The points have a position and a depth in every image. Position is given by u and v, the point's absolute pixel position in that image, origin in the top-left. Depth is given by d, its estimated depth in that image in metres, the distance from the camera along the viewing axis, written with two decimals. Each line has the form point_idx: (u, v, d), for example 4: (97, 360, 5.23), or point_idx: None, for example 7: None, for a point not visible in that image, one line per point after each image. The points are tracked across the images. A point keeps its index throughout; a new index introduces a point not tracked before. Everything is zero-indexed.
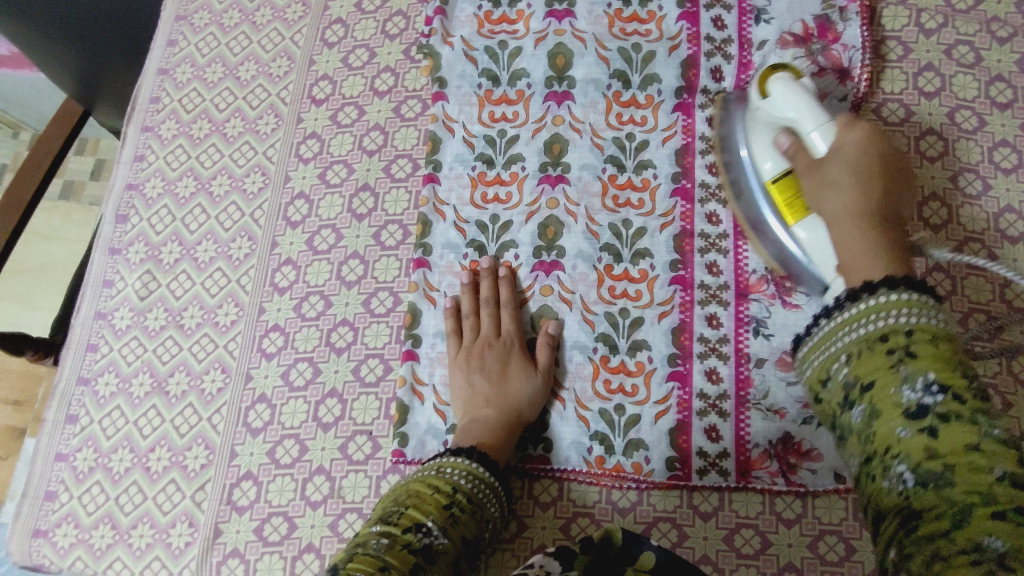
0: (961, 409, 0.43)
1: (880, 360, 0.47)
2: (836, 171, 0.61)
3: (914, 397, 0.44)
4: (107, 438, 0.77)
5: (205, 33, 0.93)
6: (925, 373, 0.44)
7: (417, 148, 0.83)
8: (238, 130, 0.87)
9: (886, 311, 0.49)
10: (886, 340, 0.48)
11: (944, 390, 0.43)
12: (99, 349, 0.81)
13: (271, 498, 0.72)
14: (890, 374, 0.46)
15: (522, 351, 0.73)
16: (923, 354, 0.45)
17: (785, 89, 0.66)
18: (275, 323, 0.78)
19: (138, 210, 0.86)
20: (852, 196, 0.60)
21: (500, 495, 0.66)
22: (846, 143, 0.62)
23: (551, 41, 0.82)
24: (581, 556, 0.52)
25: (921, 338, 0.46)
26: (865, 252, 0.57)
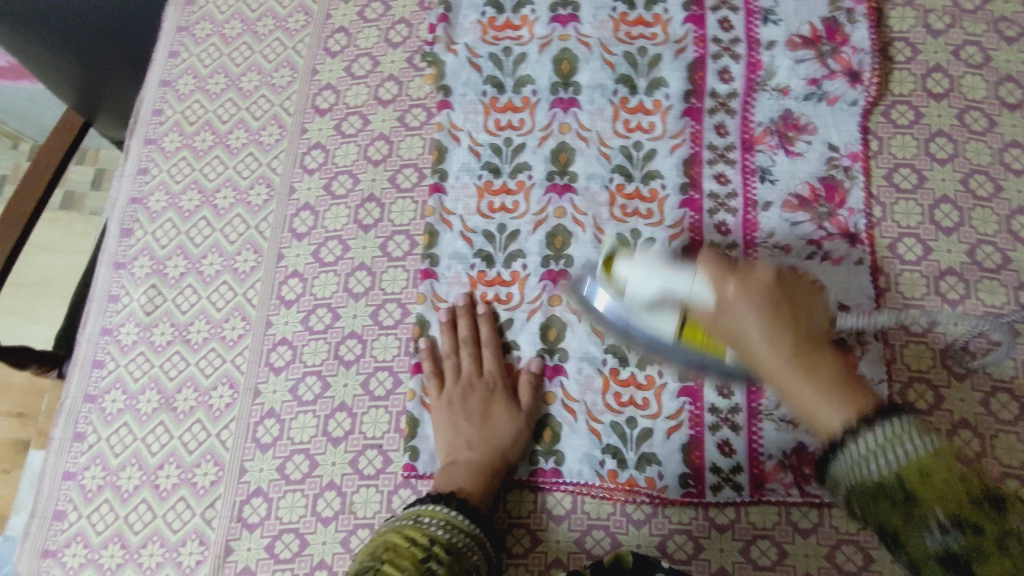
0: (985, 539, 0.43)
1: (891, 513, 0.47)
2: (744, 327, 0.59)
3: (937, 539, 0.44)
4: (116, 456, 0.76)
5: (207, 44, 0.92)
6: (936, 513, 0.44)
7: (422, 157, 0.83)
8: (241, 142, 0.87)
9: (891, 441, 0.48)
10: (885, 487, 0.47)
11: (962, 527, 0.43)
12: (106, 365, 0.80)
13: (282, 514, 0.72)
14: (909, 526, 0.45)
15: (499, 390, 0.73)
16: (930, 495, 0.45)
17: (649, 266, 0.65)
18: (283, 337, 0.78)
19: (142, 224, 0.85)
20: (775, 334, 0.57)
21: (481, 542, 0.63)
22: (732, 303, 0.59)
23: (555, 47, 0.82)
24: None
25: (919, 471, 0.46)
26: (811, 401, 0.54)
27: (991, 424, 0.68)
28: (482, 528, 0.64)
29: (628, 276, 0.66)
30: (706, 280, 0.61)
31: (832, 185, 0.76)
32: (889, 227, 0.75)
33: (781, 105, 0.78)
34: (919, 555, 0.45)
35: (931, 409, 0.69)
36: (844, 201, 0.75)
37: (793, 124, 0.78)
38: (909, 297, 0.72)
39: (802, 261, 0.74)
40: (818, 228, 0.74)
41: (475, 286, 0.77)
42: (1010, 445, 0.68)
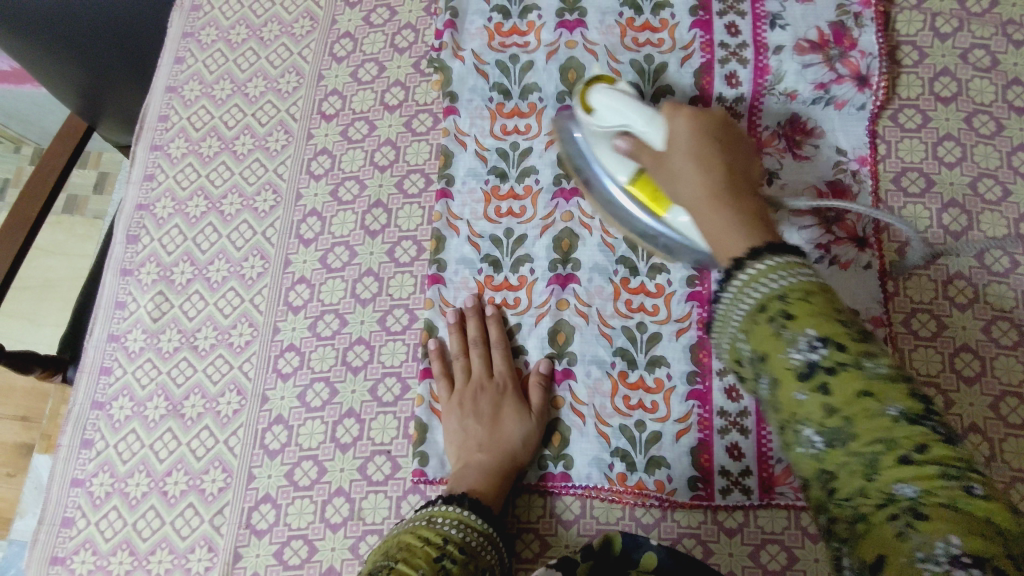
0: (844, 356, 0.43)
1: (763, 330, 0.46)
2: (678, 162, 0.60)
3: (801, 355, 0.44)
4: (124, 462, 0.76)
5: (212, 49, 0.92)
6: (807, 331, 0.44)
7: (429, 162, 0.83)
8: (248, 147, 0.86)
9: (761, 277, 0.48)
10: (766, 307, 0.47)
11: (825, 344, 0.43)
12: (113, 372, 0.80)
13: (291, 521, 0.71)
14: (778, 341, 0.45)
15: (508, 392, 0.73)
16: (804, 313, 0.45)
17: (611, 100, 0.66)
18: (291, 343, 0.78)
19: (149, 230, 0.85)
20: (705, 170, 0.58)
21: (494, 542, 0.63)
22: (674, 129, 0.61)
23: (562, 54, 0.82)
24: (580, 566, 0.55)
25: (801, 294, 0.46)
26: (726, 225, 0.54)
27: (1000, 427, 0.68)
28: (495, 528, 0.64)
29: (595, 109, 0.68)
30: (662, 123, 0.63)
31: (839, 189, 0.76)
32: (897, 231, 0.75)
33: (789, 109, 0.78)
34: (791, 414, 0.44)
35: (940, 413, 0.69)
36: None
37: (800, 129, 0.78)
38: (917, 301, 0.72)
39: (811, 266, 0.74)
40: (827, 232, 0.74)
41: (482, 291, 0.77)
42: (1020, 449, 0.67)
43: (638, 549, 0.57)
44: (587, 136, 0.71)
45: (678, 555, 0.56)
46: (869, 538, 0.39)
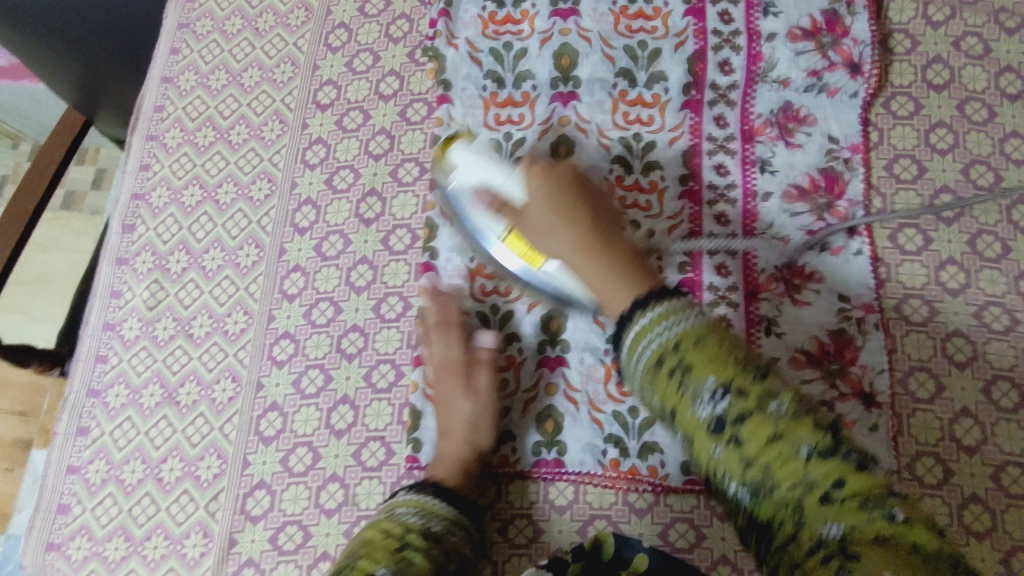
0: (748, 405, 0.53)
1: (668, 388, 0.58)
2: (546, 220, 0.67)
3: (708, 409, 0.55)
4: (119, 450, 0.77)
5: (208, 40, 0.92)
6: (708, 380, 0.55)
7: (423, 151, 0.83)
8: (243, 137, 0.87)
9: (655, 332, 0.59)
10: (663, 359, 0.58)
11: (725, 392, 0.54)
12: (109, 360, 0.80)
13: (285, 507, 0.72)
14: (684, 397, 0.56)
15: (454, 374, 0.72)
16: (698, 362, 0.56)
17: (468, 162, 0.70)
18: (285, 331, 0.78)
19: (144, 219, 0.86)
20: (573, 224, 0.66)
21: (462, 524, 0.65)
22: (533, 192, 0.67)
23: (556, 42, 0.82)
24: (572, 565, 0.58)
25: (690, 341, 0.57)
26: (604, 277, 0.65)
27: (992, 411, 0.68)
28: (461, 509, 0.66)
29: (460, 165, 0.71)
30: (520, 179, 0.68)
31: (832, 176, 0.76)
32: (890, 217, 0.75)
33: (782, 96, 0.79)
34: (712, 466, 0.56)
35: (932, 397, 0.69)
36: (843, 193, 0.76)
37: (793, 116, 0.78)
38: (910, 287, 0.73)
39: (802, 252, 0.74)
40: (818, 219, 0.75)
41: (475, 278, 0.77)
42: (1012, 432, 0.68)
43: (632, 548, 0.59)
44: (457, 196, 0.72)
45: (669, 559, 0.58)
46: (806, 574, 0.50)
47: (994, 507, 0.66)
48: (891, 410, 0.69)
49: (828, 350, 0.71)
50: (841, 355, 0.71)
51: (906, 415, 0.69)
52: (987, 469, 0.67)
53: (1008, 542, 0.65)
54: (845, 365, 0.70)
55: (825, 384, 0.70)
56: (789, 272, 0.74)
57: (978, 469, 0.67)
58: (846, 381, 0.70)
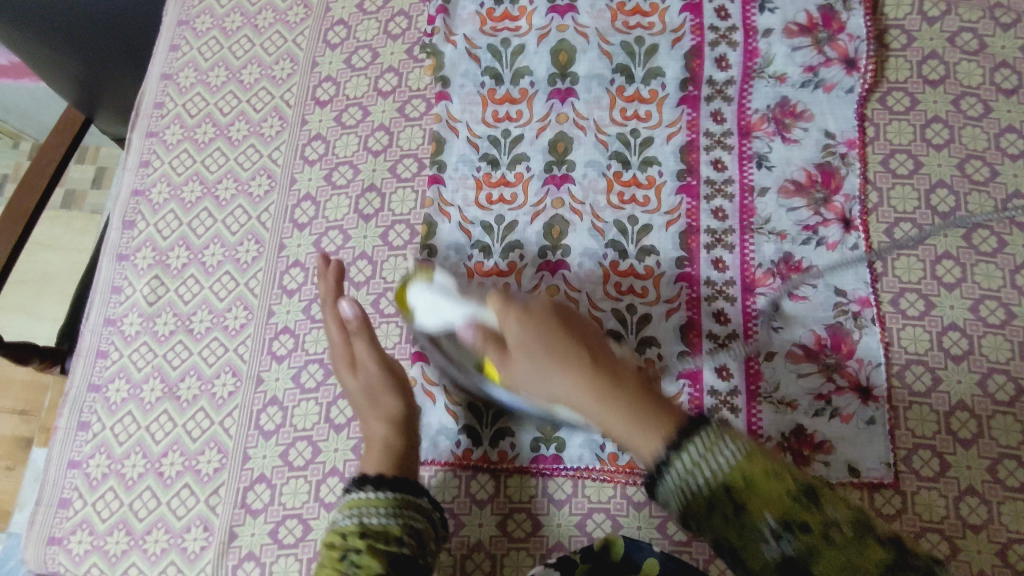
0: (812, 537, 0.39)
1: (719, 524, 0.42)
2: (532, 361, 0.51)
3: (775, 547, 0.40)
4: (120, 444, 0.77)
5: (207, 37, 0.93)
6: (766, 519, 0.40)
7: (422, 147, 0.83)
8: (243, 134, 0.87)
9: (700, 460, 0.42)
10: (717, 501, 0.42)
11: (790, 527, 0.39)
12: (109, 355, 0.81)
13: (285, 500, 0.72)
14: (742, 539, 0.41)
15: (346, 358, 0.71)
16: (755, 499, 0.41)
17: (434, 298, 0.65)
18: (285, 326, 0.79)
19: (144, 215, 0.86)
20: (570, 368, 0.49)
21: (405, 504, 0.61)
22: (505, 320, 0.53)
23: (554, 38, 0.82)
24: (581, 565, 0.58)
25: (741, 480, 0.41)
26: (625, 424, 0.46)
27: (988, 405, 0.69)
28: (402, 489, 0.62)
29: (427, 303, 0.65)
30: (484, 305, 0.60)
31: (828, 171, 0.76)
32: (886, 212, 0.75)
33: (778, 92, 0.79)
34: None
35: (928, 391, 0.70)
36: (840, 187, 0.76)
37: (790, 111, 0.78)
38: (906, 281, 0.73)
39: (798, 247, 0.75)
40: (815, 214, 0.76)
41: (472, 276, 0.77)
42: (1007, 425, 0.68)
43: (640, 553, 0.58)
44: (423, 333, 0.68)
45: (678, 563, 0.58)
46: None
47: (990, 499, 0.66)
48: (887, 403, 0.70)
49: (824, 344, 0.72)
50: (838, 349, 0.72)
51: (902, 408, 0.70)
52: (983, 462, 0.67)
53: (1004, 534, 0.65)
54: (842, 359, 0.71)
55: (822, 378, 0.71)
56: (785, 267, 0.74)
57: (974, 461, 0.67)
58: (843, 375, 0.71)
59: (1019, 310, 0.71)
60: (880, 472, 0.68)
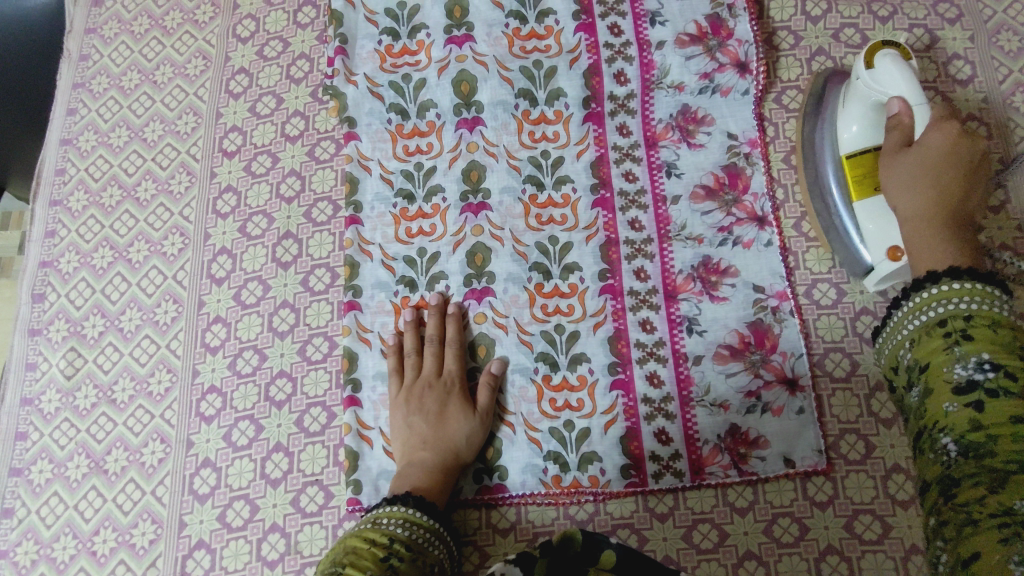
0: (1016, 385, 0.46)
1: (935, 341, 0.51)
2: (920, 169, 0.62)
3: (967, 373, 0.48)
4: (48, 527, 0.74)
5: (105, 98, 0.90)
6: (979, 355, 0.48)
7: (335, 189, 0.83)
8: (150, 193, 0.85)
9: (947, 296, 0.52)
10: (944, 327, 0.51)
11: (998, 368, 0.47)
12: (29, 436, 0.78)
13: (227, 564, 0.71)
14: (945, 355, 0.49)
15: (462, 392, 0.73)
16: (980, 338, 0.49)
17: (885, 68, 0.67)
18: (212, 384, 0.77)
19: (54, 287, 0.83)
20: (943, 193, 0.60)
21: (441, 537, 0.65)
22: (937, 142, 0.62)
23: (453, 69, 0.83)
24: (541, 561, 0.43)
25: (961, 323, 0.50)
26: (936, 250, 0.58)
27: None
28: (441, 523, 0.65)
29: (881, 69, 0.67)
30: (924, 116, 0.64)
31: (734, 172, 0.79)
32: (791, 208, 0.78)
33: (678, 101, 0.81)
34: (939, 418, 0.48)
35: (848, 375, 0.72)
36: (747, 187, 0.78)
37: (692, 117, 0.81)
38: (817, 272, 0.76)
39: (715, 249, 0.77)
40: (727, 215, 0.78)
41: (400, 311, 0.77)
42: None
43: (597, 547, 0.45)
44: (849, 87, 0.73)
45: (644, 556, 0.45)
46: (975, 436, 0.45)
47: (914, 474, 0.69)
48: (813, 391, 0.72)
49: (748, 341, 0.73)
50: (761, 345, 0.73)
51: (826, 395, 0.72)
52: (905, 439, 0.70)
53: None
54: (766, 354, 0.73)
55: (749, 374, 0.72)
56: (705, 270, 0.76)
57: (897, 439, 0.69)
58: (769, 370, 0.72)
59: None
60: (813, 459, 0.70)
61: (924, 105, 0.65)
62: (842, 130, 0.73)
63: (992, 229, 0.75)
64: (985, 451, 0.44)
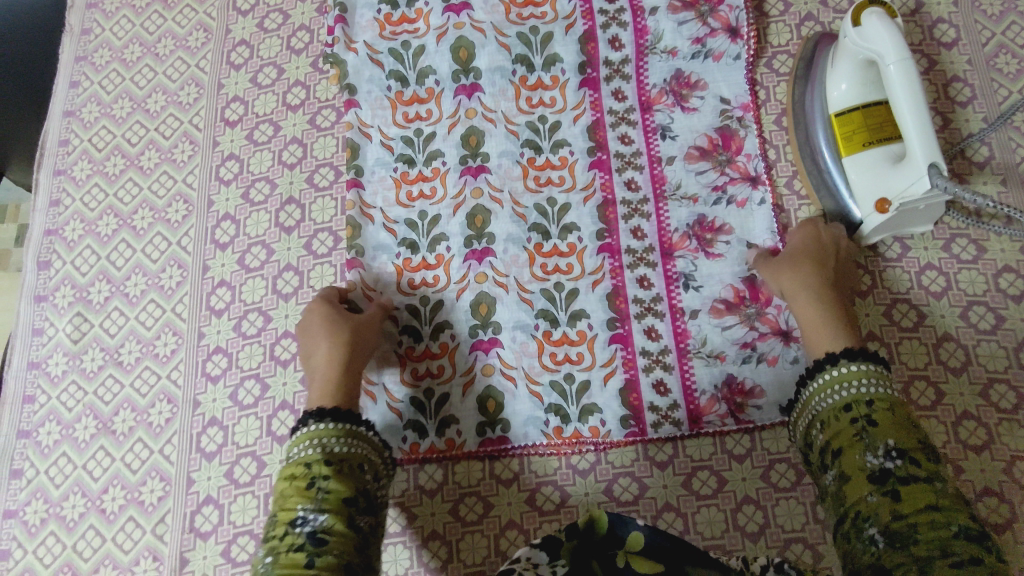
0: (921, 469, 0.51)
1: (845, 431, 0.56)
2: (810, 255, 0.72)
3: (878, 461, 0.53)
4: (57, 487, 0.75)
5: (108, 70, 0.92)
6: (886, 442, 0.54)
7: (337, 155, 0.84)
8: (154, 162, 0.87)
9: (849, 375, 0.59)
10: (852, 408, 0.57)
11: (903, 455, 0.52)
12: (37, 399, 0.79)
13: (234, 519, 0.72)
14: (858, 446, 0.55)
15: (323, 311, 0.72)
16: (886, 425, 0.54)
17: (873, 26, 0.69)
18: (217, 345, 0.78)
19: (60, 254, 0.84)
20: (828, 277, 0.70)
21: (361, 433, 0.64)
22: (816, 235, 0.73)
23: (452, 36, 0.85)
24: (566, 544, 0.50)
25: (851, 442, 0.56)
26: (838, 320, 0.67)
27: (895, 332, 0.73)
28: (353, 422, 0.64)
29: (865, 25, 0.69)
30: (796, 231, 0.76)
31: (728, 134, 0.80)
32: (783, 167, 0.80)
33: (672, 66, 0.83)
34: (857, 470, 0.54)
35: None
36: (740, 148, 0.80)
37: (685, 82, 0.82)
38: None
39: (709, 208, 0.78)
40: (721, 175, 0.79)
41: (401, 273, 0.78)
42: (914, 350, 0.73)
43: (624, 527, 0.51)
44: (837, 46, 0.75)
45: (671, 538, 0.50)
46: (908, 499, 0.50)
47: None
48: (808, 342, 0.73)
49: (743, 296, 0.75)
50: (756, 299, 0.75)
51: None
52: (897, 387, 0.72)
53: None
54: (761, 307, 0.74)
55: (745, 327, 0.74)
56: (701, 228, 0.78)
57: None
58: (764, 322, 0.74)
59: (913, 243, 0.76)
60: None
61: (907, 63, 0.67)
62: (831, 88, 0.75)
63: (978, 184, 0.77)
64: (900, 515, 0.49)
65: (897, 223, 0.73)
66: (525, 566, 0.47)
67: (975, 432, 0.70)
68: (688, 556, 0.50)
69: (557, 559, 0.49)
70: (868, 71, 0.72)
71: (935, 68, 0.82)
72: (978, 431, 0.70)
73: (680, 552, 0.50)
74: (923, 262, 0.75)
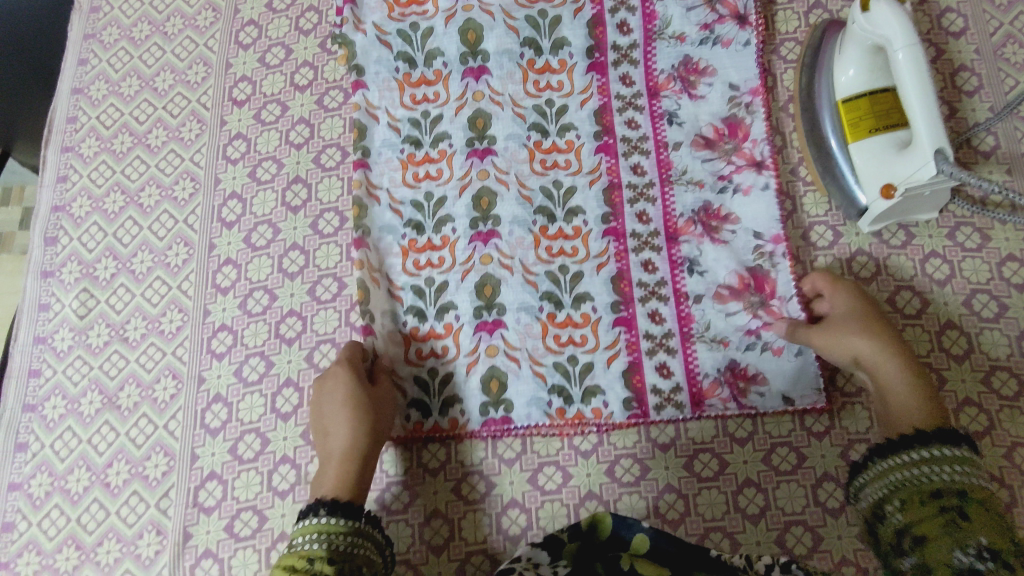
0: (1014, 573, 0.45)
1: (931, 519, 0.51)
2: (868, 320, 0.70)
3: (967, 559, 0.47)
4: (62, 460, 0.75)
5: (116, 48, 0.92)
6: (977, 538, 0.48)
7: (344, 136, 0.84)
8: (162, 140, 0.87)
9: (943, 461, 0.55)
10: (941, 497, 0.53)
11: (994, 554, 0.46)
12: (43, 373, 0.79)
13: (238, 494, 0.72)
14: (946, 538, 0.49)
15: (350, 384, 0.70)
16: (979, 521, 0.49)
17: (882, 12, 0.68)
18: (222, 323, 0.78)
19: (66, 231, 0.85)
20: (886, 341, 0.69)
21: (368, 535, 0.61)
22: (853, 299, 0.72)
23: (460, 18, 0.85)
24: (569, 544, 0.56)
25: (935, 531, 0.50)
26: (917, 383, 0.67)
27: (898, 319, 0.74)
28: (360, 519, 0.62)
29: (874, 10, 0.69)
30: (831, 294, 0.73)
31: (735, 123, 0.80)
32: (789, 155, 0.80)
33: (680, 51, 0.83)
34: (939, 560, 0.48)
35: None
36: (747, 135, 0.80)
37: (694, 68, 0.82)
38: (814, 214, 0.78)
39: (714, 195, 0.78)
40: (727, 162, 0.79)
41: (407, 254, 0.79)
42: (917, 336, 0.73)
43: (629, 530, 0.56)
44: (846, 32, 0.75)
45: (669, 535, 0.56)
46: None
47: None
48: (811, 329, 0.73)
49: (748, 283, 0.75)
50: (761, 289, 0.75)
51: None
52: None
53: None
54: (766, 297, 0.75)
55: (751, 316, 0.74)
56: (706, 215, 0.78)
57: None
58: (769, 312, 0.74)
59: (917, 231, 0.76)
60: (813, 399, 0.72)
61: (913, 48, 0.66)
62: (840, 73, 0.75)
63: (983, 173, 0.78)
64: None
65: (902, 210, 0.73)
66: (525, 564, 0.54)
67: (976, 418, 0.70)
68: (696, 561, 0.54)
69: (557, 558, 0.55)
70: (877, 57, 0.72)
71: (942, 57, 0.82)
72: (979, 417, 0.70)
73: (684, 556, 0.55)
74: (927, 250, 0.75)
